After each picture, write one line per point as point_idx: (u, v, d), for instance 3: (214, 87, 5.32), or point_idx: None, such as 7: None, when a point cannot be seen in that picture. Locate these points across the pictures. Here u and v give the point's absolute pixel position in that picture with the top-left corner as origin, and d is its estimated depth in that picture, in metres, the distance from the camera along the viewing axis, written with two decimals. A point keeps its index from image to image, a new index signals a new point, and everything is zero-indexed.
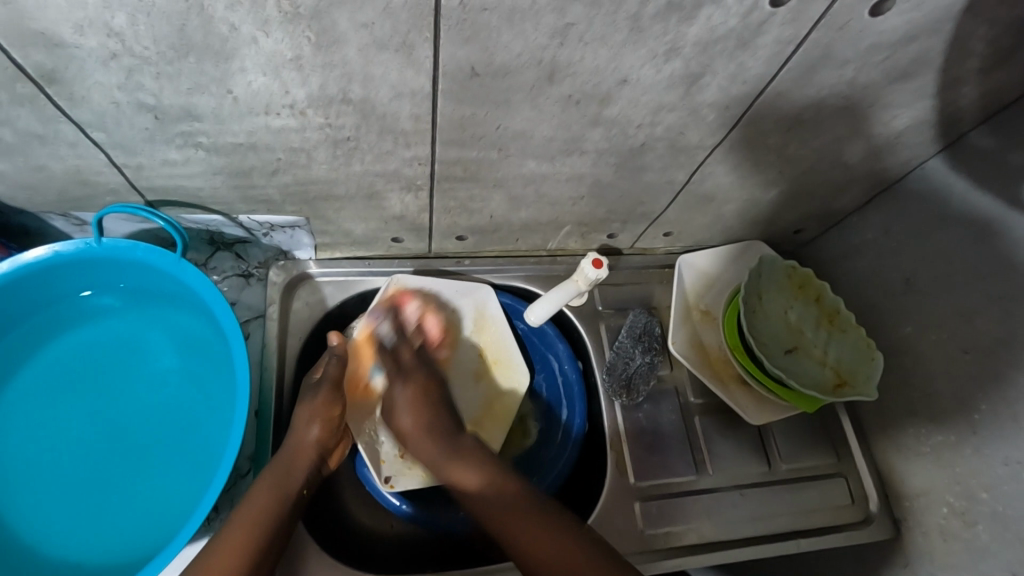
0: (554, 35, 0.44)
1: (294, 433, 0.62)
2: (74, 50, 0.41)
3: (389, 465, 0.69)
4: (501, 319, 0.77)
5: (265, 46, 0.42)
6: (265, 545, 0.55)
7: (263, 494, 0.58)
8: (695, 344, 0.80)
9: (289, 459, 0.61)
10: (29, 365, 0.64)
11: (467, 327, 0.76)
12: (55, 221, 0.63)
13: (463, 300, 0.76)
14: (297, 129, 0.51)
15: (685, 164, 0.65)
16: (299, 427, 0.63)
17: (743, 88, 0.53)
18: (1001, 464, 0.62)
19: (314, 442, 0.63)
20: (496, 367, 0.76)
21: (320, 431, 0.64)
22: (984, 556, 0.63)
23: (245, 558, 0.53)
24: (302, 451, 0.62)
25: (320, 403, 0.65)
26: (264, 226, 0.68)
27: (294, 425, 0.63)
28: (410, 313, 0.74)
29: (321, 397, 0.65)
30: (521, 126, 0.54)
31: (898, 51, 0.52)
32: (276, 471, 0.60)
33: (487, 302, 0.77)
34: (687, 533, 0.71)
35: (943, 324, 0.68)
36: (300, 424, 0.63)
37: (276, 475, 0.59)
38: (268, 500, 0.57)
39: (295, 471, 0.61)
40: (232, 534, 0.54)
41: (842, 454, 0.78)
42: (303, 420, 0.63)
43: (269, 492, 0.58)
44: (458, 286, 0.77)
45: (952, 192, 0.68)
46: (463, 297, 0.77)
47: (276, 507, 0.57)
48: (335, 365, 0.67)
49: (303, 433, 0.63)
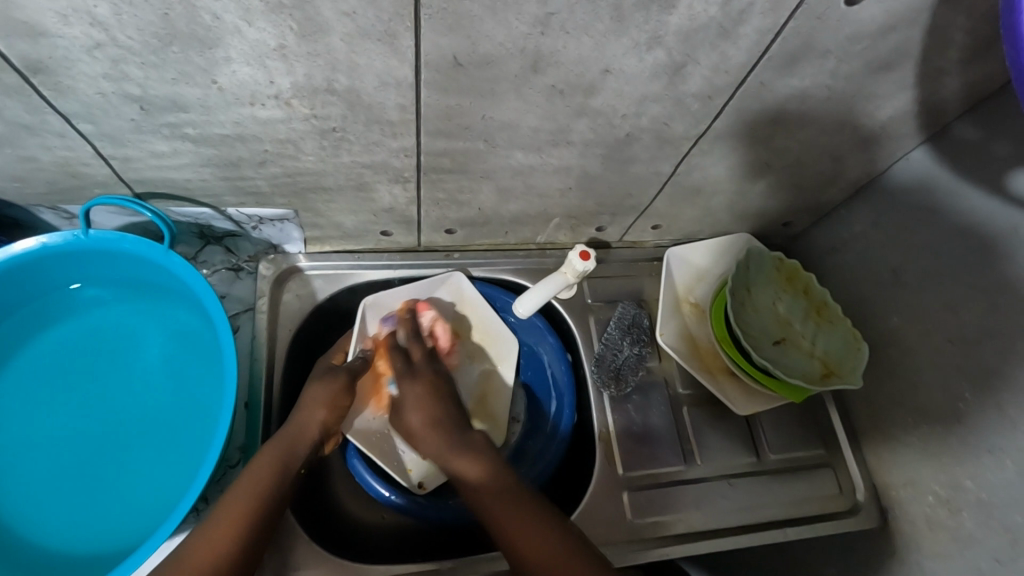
0: (536, 24, 0.45)
1: (302, 411, 0.63)
2: (59, 39, 0.41)
3: (417, 472, 0.71)
4: (481, 304, 0.78)
5: (249, 35, 0.42)
6: (264, 522, 0.55)
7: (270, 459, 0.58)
8: (684, 337, 0.80)
9: (296, 434, 0.61)
10: (18, 357, 0.64)
11: (451, 315, 0.79)
12: (44, 213, 0.64)
13: (438, 292, 0.78)
14: (284, 119, 0.52)
15: (672, 155, 0.65)
16: (307, 406, 0.63)
17: (726, 78, 0.54)
18: (986, 452, 0.63)
19: (322, 423, 0.63)
20: (485, 344, 0.79)
21: (326, 414, 0.64)
22: (969, 543, 0.64)
23: (241, 529, 0.53)
24: (309, 429, 0.62)
25: (339, 388, 0.66)
26: (253, 218, 0.68)
27: (301, 406, 0.63)
28: (423, 320, 0.75)
29: (342, 383, 0.66)
30: (506, 116, 0.55)
31: (878, 41, 0.52)
32: (281, 443, 0.60)
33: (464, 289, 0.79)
34: (674, 522, 0.72)
35: (929, 315, 0.68)
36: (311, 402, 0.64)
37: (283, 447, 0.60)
38: (271, 473, 0.57)
39: (299, 446, 0.60)
40: (233, 501, 0.55)
41: (830, 445, 0.79)
42: (308, 404, 0.64)
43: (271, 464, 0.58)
44: (427, 282, 0.77)
45: (937, 184, 0.68)
46: (438, 289, 0.78)
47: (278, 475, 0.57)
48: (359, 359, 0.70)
49: (317, 410, 0.63)
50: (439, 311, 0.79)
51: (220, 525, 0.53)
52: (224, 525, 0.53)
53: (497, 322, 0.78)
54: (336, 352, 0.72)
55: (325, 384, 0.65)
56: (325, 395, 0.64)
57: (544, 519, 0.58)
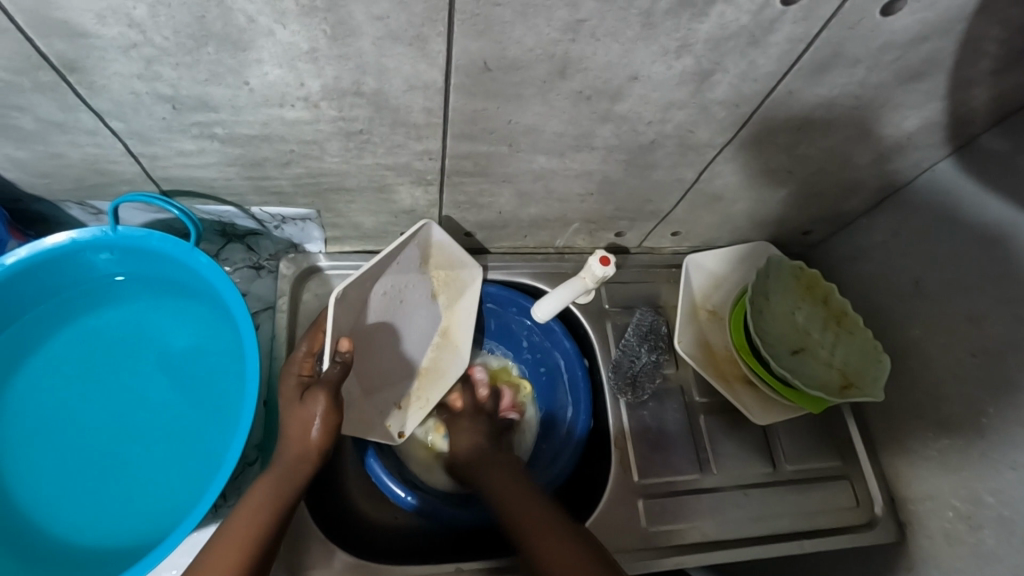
0: (567, 30, 0.45)
1: (293, 441, 0.57)
2: (96, 39, 0.42)
3: (394, 425, 0.71)
4: (452, 244, 0.71)
5: (282, 37, 0.43)
6: (267, 546, 0.54)
7: (276, 478, 0.56)
8: (702, 344, 0.80)
9: (293, 462, 0.57)
10: (42, 350, 0.65)
11: (416, 262, 0.71)
12: (72, 209, 0.65)
13: (408, 249, 0.68)
14: (311, 120, 0.52)
15: (694, 162, 0.65)
16: (296, 435, 0.57)
17: (754, 86, 0.54)
18: (1009, 468, 0.62)
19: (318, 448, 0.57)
20: (449, 279, 0.75)
21: (320, 440, 0.57)
22: (990, 561, 0.63)
23: (248, 552, 0.52)
24: (303, 456, 0.57)
25: (321, 412, 0.57)
26: (276, 218, 0.68)
27: (290, 431, 0.57)
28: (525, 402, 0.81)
29: (322, 407, 0.57)
30: (531, 121, 0.55)
31: (909, 51, 0.52)
32: (278, 474, 0.57)
33: (431, 234, 0.70)
34: (689, 531, 0.71)
35: (953, 328, 0.68)
36: (296, 426, 0.57)
37: (288, 467, 0.57)
38: (269, 506, 0.55)
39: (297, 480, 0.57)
40: (235, 527, 0.54)
41: (847, 457, 0.78)
42: (295, 434, 0.57)
43: (269, 494, 0.56)
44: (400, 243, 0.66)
45: (962, 195, 0.67)
46: (408, 245, 0.68)
47: (274, 507, 0.55)
48: (332, 370, 0.59)
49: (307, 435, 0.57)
50: (405, 262, 0.70)
51: (224, 547, 0.52)
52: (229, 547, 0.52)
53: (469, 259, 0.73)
54: (304, 361, 0.64)
55: (306, 410, 0.57)
56: (311, 422, 0.57)
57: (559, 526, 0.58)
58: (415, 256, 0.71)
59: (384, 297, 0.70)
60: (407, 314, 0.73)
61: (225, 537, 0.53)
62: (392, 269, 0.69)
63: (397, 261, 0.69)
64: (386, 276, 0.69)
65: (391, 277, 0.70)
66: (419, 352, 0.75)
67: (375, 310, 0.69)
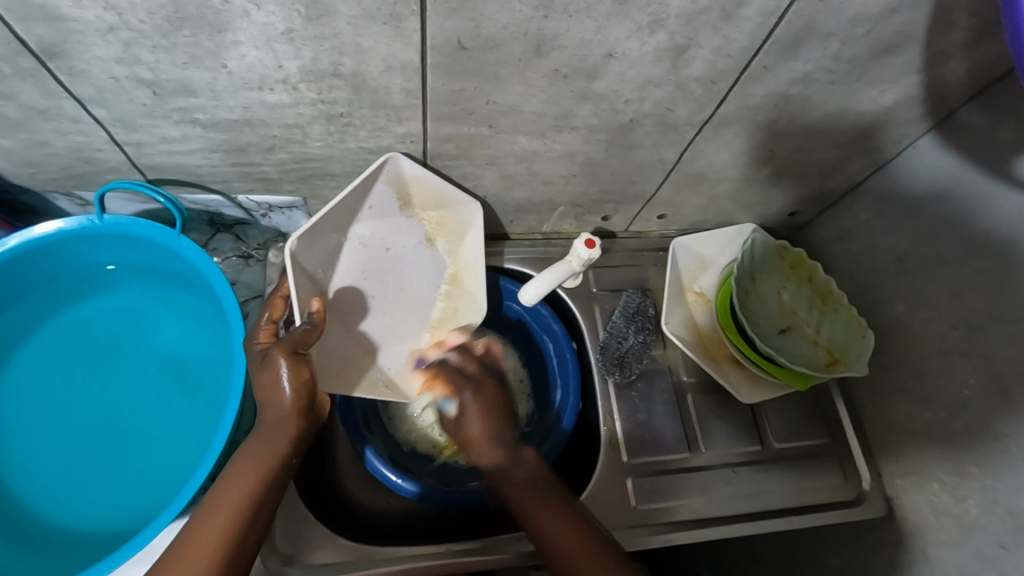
0: (539, 6, 0.45)
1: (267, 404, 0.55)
2: (73, 22, 0.42)
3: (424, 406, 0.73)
4: (427, 176, 0.64)
5: (257, 18, 0.43)
6: (257, 508, 0.52)
7: (248, 470, 0.53)
8: (690, 326, 0.81)
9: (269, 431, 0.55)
10: (31, 341, 0.66)
11: (397, 206, 0.68)
12: (59, 200, 0.65)
13: (376, 191, 0.65)
14: (291, 103, 0.52)
15: (676, 142, 0.65)
16: (267, 398, 0.55)
17: (729, 62, 0.54)
18: (992, 438, 0.62)
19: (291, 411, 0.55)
20: (444, 220, 0.71)
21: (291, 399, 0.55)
22: (974, 530, 0.63)
23: (241, 517, 0.51)
24: (280, 420, 0.55)
25: (285, 371, 0.55)
26: (263, 206, 0.69)
27: (262, 398, 0.55)
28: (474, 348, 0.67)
29: (285, 364, 0.55)
30: (511, 101, 0.55)
31: (881, 24, 0.52)
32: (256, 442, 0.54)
33: (402, 168, 0.63)
34: (679, 509, 0.72)
35: (935, 303, 0.68)
36: (267, 392, 0.55)
37: (255, 455, 0.54)
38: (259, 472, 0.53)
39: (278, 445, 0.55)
40: (227, 493, 0.52)
41: (836, 435, 0.79)
42: (267, 400, 0.55)
43: (250, 468, 0.53)
44: (361, 181, 0.62)
45: (942, 170, 0.68)
46: (375, 186, 0.65)
47: (262, 475, 0.53)
48: (298, 329, 0.58)
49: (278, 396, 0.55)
50: (380, 205, 0.67)
51: (215, 517, 0.50)
52: (220, 516, 0.50)
53: (453, 194, 0.67)
54: (265, 328, 0.60)
55: (269, 371, 0.55)
56: (279, 382, 0.55)
57: (575, 524, 0.58)
58: (389, 199, 0.67)
59: (363, 248, 0.69)
60: (400, 260, 0.71)
61: (218, 500, 0.51)
62: (366, 215, 0.68)
63: (368, 207, 0.67)
64: (359, 225, 0.68)
65: (368, 225, 0.69)
66: (428, 302, 0.72)
67: (352, 265, 0.68)
